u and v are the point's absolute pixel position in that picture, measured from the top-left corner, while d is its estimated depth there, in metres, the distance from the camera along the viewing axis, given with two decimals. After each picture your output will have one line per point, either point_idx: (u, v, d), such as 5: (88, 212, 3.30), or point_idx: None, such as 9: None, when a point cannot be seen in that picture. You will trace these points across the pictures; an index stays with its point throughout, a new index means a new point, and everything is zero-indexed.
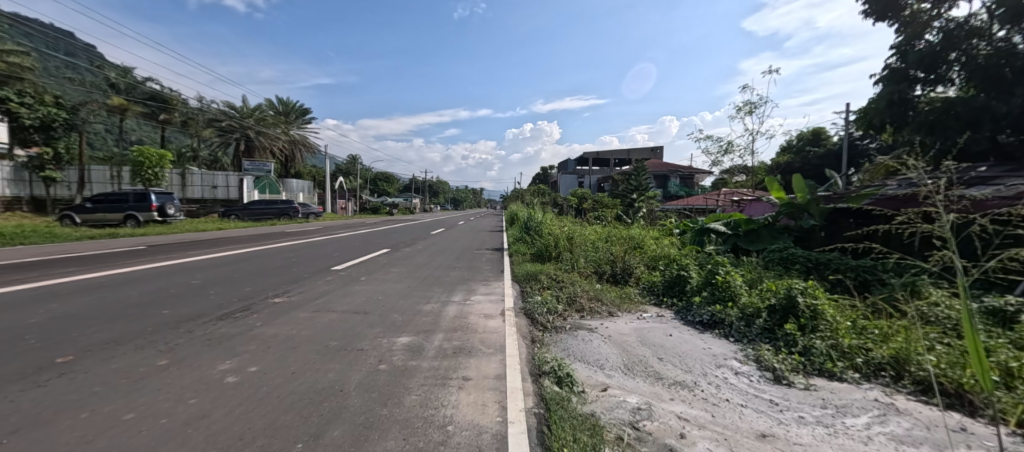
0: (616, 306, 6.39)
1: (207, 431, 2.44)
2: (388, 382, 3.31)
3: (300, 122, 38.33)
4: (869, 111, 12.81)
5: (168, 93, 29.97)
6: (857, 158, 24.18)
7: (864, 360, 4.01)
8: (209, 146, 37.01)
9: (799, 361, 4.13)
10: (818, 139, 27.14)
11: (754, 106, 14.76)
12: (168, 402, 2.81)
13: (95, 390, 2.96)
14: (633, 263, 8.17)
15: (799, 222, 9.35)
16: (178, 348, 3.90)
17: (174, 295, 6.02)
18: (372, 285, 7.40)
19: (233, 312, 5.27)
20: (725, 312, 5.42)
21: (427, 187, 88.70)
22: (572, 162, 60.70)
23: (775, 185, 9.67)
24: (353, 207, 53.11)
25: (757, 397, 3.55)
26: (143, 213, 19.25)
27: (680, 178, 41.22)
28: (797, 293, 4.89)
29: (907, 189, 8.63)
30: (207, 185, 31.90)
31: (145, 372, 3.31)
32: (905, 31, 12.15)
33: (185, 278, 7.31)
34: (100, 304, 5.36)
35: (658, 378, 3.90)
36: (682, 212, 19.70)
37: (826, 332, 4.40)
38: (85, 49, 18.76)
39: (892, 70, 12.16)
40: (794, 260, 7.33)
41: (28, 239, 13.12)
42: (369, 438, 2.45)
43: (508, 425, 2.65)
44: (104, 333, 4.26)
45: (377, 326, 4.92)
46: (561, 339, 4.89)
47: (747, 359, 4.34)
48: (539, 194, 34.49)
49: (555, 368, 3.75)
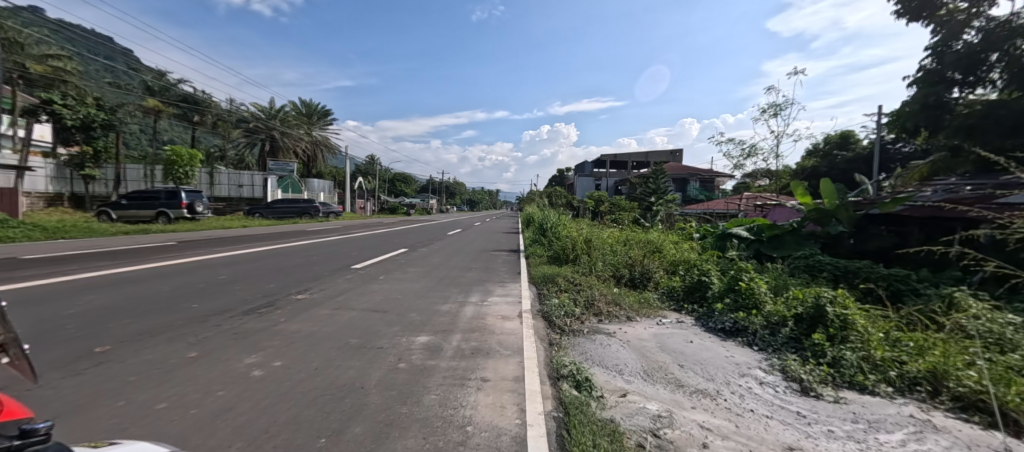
0: (635, 311, 6.28)
1: (233, 423, 2.49)
2: (407, 381, 3.34)
3: (322, 123, 38.88)
4: (901, 114, 12.33)
5: (199, 96, 31.19)
6: (887, 162, 23.20)
7: (897, 373, 3.84)
8: (235, 146, 38.21)
9: (828, 373, 3.98)
10: (847, 142, 26.23)
11: (779, 108, 14.48)
12: (197, 393, 2.89)
13: (131, 380, 3.06)
14: (652, 268, 8.04)
15: (827, 229, 8.93)
16: (206, 341, 4.02)
17: (202, 290, 6.22)
18: (389, 284, 7.47)
19: (258, 307, 5.43)
20: (749, 320, 5.27)
21: (443, 188, 89.62)
22: (588, 164, 60.38)
23: (801, 190, 9.51)
24: (372, 206, 54.13)
25: (783, 409, 3.44)
26: (174, 210, 19.98)
27: (699, 181, 40.81)
28: (825, 302, 4.72)
29: (944, 195, 8.26)
30: (234, 184, 32.80)
31: (176, 364, 3.41)
32: (941, 31, 11.63)
33: (212, 274, 7.54)
34: (134, 297, 5.57)
35: (678, 385, 3.82)
36: (702, 217, 19.32)
37: (856, 344, 4.23)
38: (123, 54, 19.49)
39: (927, 71, 11.75)
40: (821, 267, 7.07)
41: (69, 233, 13.78)
42: (389, 435, 2.47)
43: (527, 428, 2.63)
44: (138, 325, 4.42)
45: (396, 325, 4.97)
46: (578, 343, 4.85)
47: (772, 368, 4.21)
48: (556, 196, 34.56)
49: (574, 372, 3.71)
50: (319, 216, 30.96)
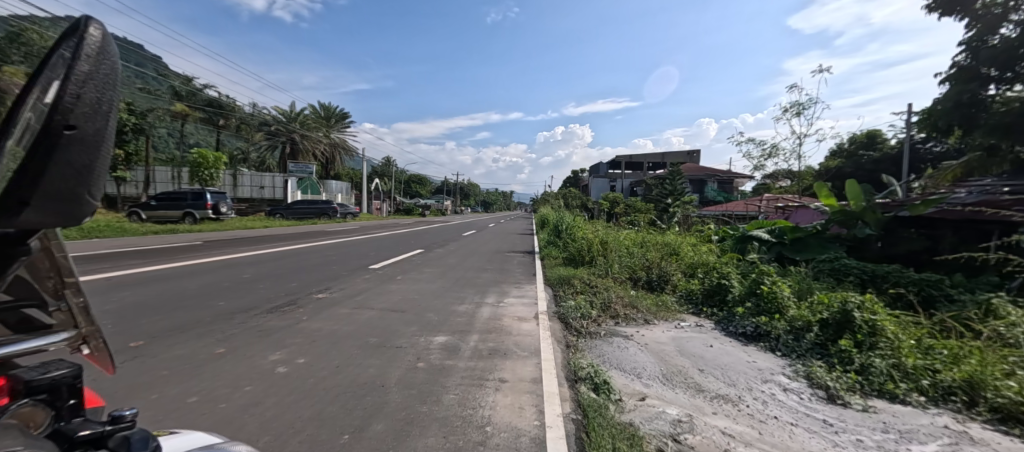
0: (652, 314, 6.21)
1: (260, 418, 2.56)
2: (426, 380, 3.37)
3: (341, 126, 39.57)
4: (932, 112, 11.87)
5: (223, 100, 32.09)
6: (917, 162, 22.33)
7: (930, 382, 3.70)
8: (257, 149, 39.18)
9: (856, 381, 3.86)
10: (874, 142, 25.38)
11: (802, 108, 14.13)
12: (226, 388, 2.98)
13: (164, 374, 3.18)
14: (670, 271, 7.92)
15: (853, 231, 8.73)
16: (233, 338, 4.14)
17: (228, 288, 6.40)
18: (406, 285, 7.55)
19: (281, 306, 5.55)
20: (772, 325, 5.14)
21: (458, 189, 90.08)
22: (603, 166, 59.88)
23: (826, 192, 9.25)
24: (388, 208, 54.77)
25: (809, 416, 3.35)
26: (199, 211, 20.61)
27: (718, 182, 40.02)
28: (853, 308, 4.59)
29: (980, 197, 7.91)
30: (256, 186, 34.16)
31: (205, 359, 3.52)
32: (976, 26, 11.12)
33: (236, 272, 7.74)
34: (164, 294, 5.77)
35: (698, 390, 3.75)
36: (720, 218, 18.95)
37: (886, 351, 4.08)
38: (152, 60, 20.16)
39: (960, 68, 11.30)
40: (847, 271, 6.86)
41: (102, 233, 14.33)
42: (410, 434, 2.49)
43: (547, 430, 2.63)
44: (168, 321, 4.58)
45: (414, 325, 5.03)
46: (595, 345, 4.82)
47: (796, 375, 4.10)
48: (571, 197, 34.38)
49: (592, 375, 3.69)
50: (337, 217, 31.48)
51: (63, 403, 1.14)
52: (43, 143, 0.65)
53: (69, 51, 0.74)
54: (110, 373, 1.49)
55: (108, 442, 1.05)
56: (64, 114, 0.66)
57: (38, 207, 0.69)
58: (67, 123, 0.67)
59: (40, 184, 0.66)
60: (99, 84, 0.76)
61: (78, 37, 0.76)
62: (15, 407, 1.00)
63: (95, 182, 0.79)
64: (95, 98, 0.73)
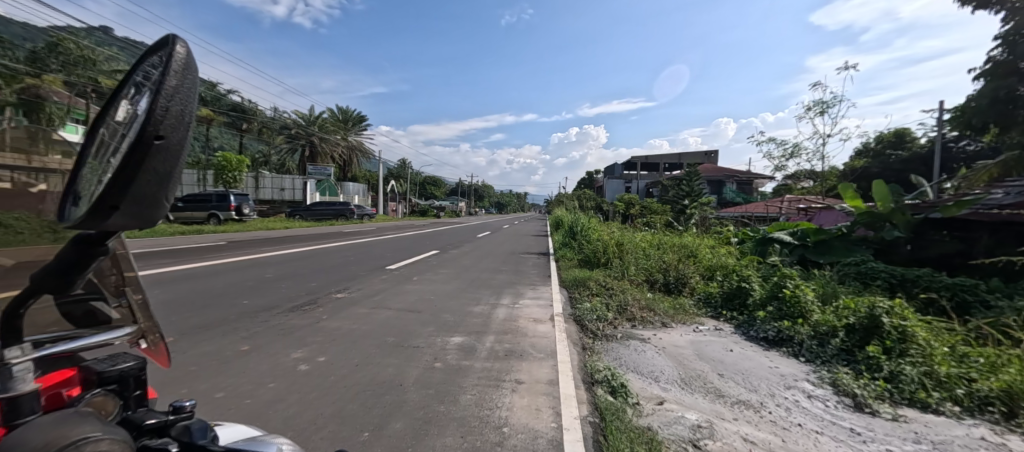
0: (669, 317, 6.12)
1: (284, 414, 2.62)
2: (443, 380, 3.39)
3: (358, 129, 40.18)
4: (966, 110, 11.40)
5: (246, 104, 32.92)
6: (949, 162, 21.45)
7: (965, 392, 3.55)
8: (278, 151, 40.08)
9: (884, 389, 3.72)
10: (903, 141, 24.47)
11: (825, 106, 13.77)
12: (251, 384, 3.05)
13: (193, 369, 3.28)
14: (688, 273, 7.78)
15: (880, 234, 8.47)
16: (257, 335, 4.24)
17: (251, 287, 6.56)
18: (422, 285, 7.61)
19: (301, 305, 5.66)
20: (795, 330, 5.00)
21: (473, 191, 90.51)
22: (619, 167, 59.34)
23: (851, 193, 8.99)
24: (404, 209, 55.34)
25: (835, 425, 3.25)
26: (223, 212, 21.20)
27: (737, 183, 39.19)
28: (881, 313, 4.44)
29: (1018, 198, 7.55)
30: (276, 187, 34.97)
31: (231, 356, 3.62)
32: (1013, 19, 10.65)
33: (259, 272, 7.93)
34: (191, 293, 5.94)
35: (718, 396, 3.68)
36: (740, 220, 18.56)
37: (917, 358, 3.93)
38: None
39: (996, 63, 10.83)
40: (875, 275, 6.63)
41: None
42: (428, 433, 2.51)
43: (564, 432, 2.61)
44: (195, 318, 4.71)
45: (430, 325, 5.06)
46: (612, 348, 4.77)
47: (821, 382, 3.98)
48: (586, 199, 34.15)
49: (608, 377, 3.65)
50: (354, 218, 31.95)
51: (130, 393, 1.19)
52: (136, 151, 0.68)
53: (164, 67, 0.80)
54: (164, 366, 1.52)
55: (170, 431, 1.07)
56: (155, 125, 0.69)
57: (117, 220, 0.74)
58: (157, 133, 0.69)
59: (129, 190, 0.70)
60: (186, 98, 0.80)
61: (172, 52, 0.81)
62: (89, 396, 1.05)
63: (174, 188, 0.82)
64: (179, 110, 0.76)
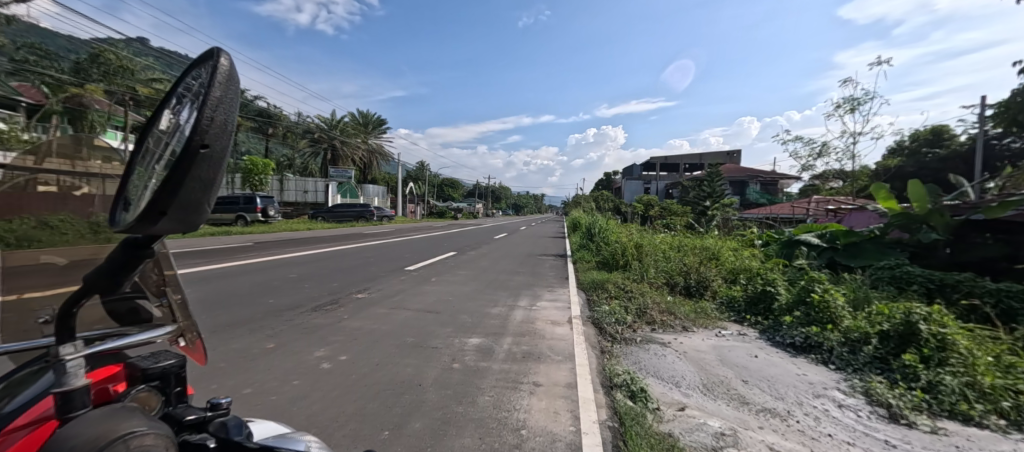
0: (691, 321, 5.97)
1: (307, 411, 2.65)
2: (461, 381, 3.37)
3: (378, 132, 40.79)
4: (1011, 105, 10.78)
5: (271, 109, 33.83)
6: (992, 160, 20.34)
7: (1011, 405, 3.34)
8: (301, 155, 41.05)
9: (922, 399, 3.52)
10: (940, 139, 23.30)
11: (856, 103, 13.29)
12: (275, 381, 3.10)
13: (221, 365, 3.35)
14: (710, 276, 7.58)
15: (915, 236, 8.11)
16: (281, 334, 4.32)
17: (275, 287, 6.70)
18: (440, 286, 7.64)
19: (323, 304, 5.75)
20: (824, 336, 4.80)
21: (491, 193, 90.80)
22: (638, 168, 58.58)
23: (884, 194, 8.63)
24: (423, 211, 55.89)
25: (868, 436, 3.09)
26: (250, 214, 21.86)
27: (761, 184, 38.13)
28: (918, 320, 4.23)
29: None
30: (300, 190, 35.73)
31: (257, 353, 3.69)
32: None
33: (283, 272, 8.10)
34: (219, 291, 6.12)
35: (743, 403, 3.55)
36: (764, 222, 18.05)
37: (958, 367, 3.72)
38: None
39: None
40: (910, 279, 6.33)
41: None
42: (447, 433, 2.49)
43: (582, 436, 2.56)
44: (223, 317, 4.83)
45: (449, 326, 5.06)
46: (631, 352, 4.67)
47: (853, 390, 3.81)
48: (604, 201, 33.79)
49: (628, 382, 3.57)
50: (374, 220, 32.44)
51: (171, 389, 1.19)
52: (183, 161, 0.70)
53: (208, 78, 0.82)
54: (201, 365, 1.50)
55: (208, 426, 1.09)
56: (200, 133, 0.70)
57: (163, 226, 0.75)
58: (202, 142, 0.71)
59: (176, 195, 0.71)
60: (231, 108, 0.81)
61: (216, 65, 0.82)
62: (134, 393, 1.07)
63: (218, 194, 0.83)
64: (224, 119, 0.76)
